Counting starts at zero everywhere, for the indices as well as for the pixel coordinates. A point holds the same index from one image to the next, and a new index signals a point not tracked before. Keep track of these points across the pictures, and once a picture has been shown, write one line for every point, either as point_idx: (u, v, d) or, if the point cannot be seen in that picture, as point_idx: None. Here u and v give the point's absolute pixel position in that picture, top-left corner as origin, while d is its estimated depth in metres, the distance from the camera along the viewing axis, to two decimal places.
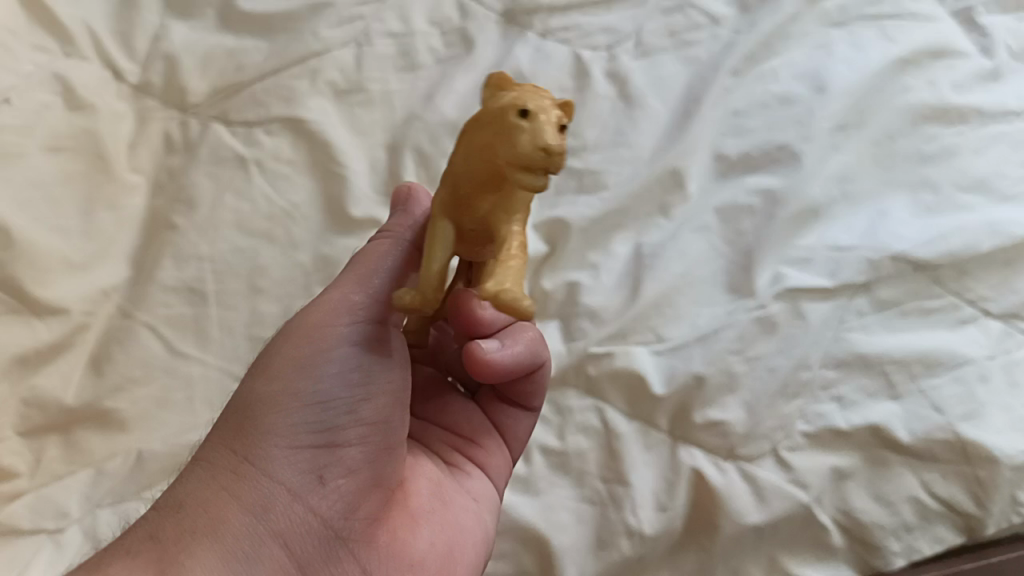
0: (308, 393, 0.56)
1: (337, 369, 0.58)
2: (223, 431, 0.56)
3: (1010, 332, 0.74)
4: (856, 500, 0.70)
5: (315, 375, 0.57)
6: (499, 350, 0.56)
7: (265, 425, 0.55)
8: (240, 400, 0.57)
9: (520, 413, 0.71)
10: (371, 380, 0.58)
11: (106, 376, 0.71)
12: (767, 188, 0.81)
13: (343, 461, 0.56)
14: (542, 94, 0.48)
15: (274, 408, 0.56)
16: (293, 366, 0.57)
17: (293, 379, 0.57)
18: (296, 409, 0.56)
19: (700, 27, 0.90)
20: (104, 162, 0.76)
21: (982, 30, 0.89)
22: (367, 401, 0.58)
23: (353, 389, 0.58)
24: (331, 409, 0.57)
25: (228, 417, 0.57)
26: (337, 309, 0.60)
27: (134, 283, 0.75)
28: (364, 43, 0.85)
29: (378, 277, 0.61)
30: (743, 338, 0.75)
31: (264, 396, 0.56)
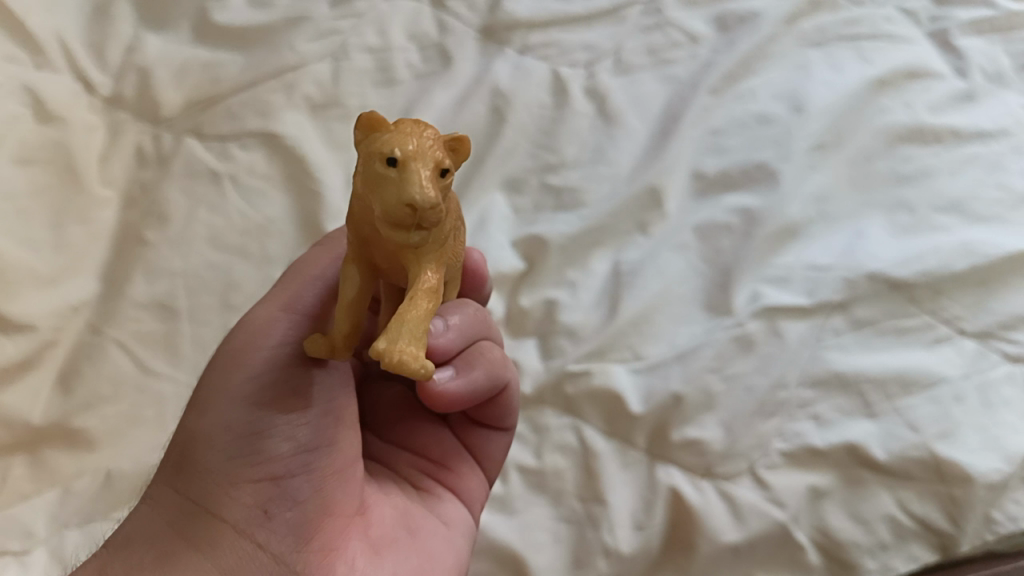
0: (241, 424, 0.57)
1: (274, 395, 0.57)
2: (166, 469, 0.58)
3: (984, 352, 0.73)
4: (833, 518, 0.69)
5: (247, 405, 0.57)
6: (453, 379, 0.59)
7: (201, 463, 0.56)
8: (181, 440, 0.58)
9: (495, 433, 0.71)
10: (309, 404, 0.58)
11: (75, 394, 0.69)
12: (745, 207, 0.81)
13: (287, 491, 0.57)
14: (421, 132, 0.46)
15: (211, 445, 0.57)
16: (228, 398, 0.57)
17: (228, 413, 0.57)
18: (233, 443, 0.57)
19: (678, 46, 0.90)
20: (75, 175, 0.75)
21: (957, 52, 0.90)
22: (305, 425, 0.58)
23: (289, 416, 0.57)
24: (267, 438, 0.57)
25: (171, 457, 0.58)
26: (272, 330, 0.59)
27: (104, 299, 0.73)
28: (342, 58, 0.85)
29: (308, 294, 0.61)
30: (720, 357, 0.75)
31: (201, 433, 0.57)
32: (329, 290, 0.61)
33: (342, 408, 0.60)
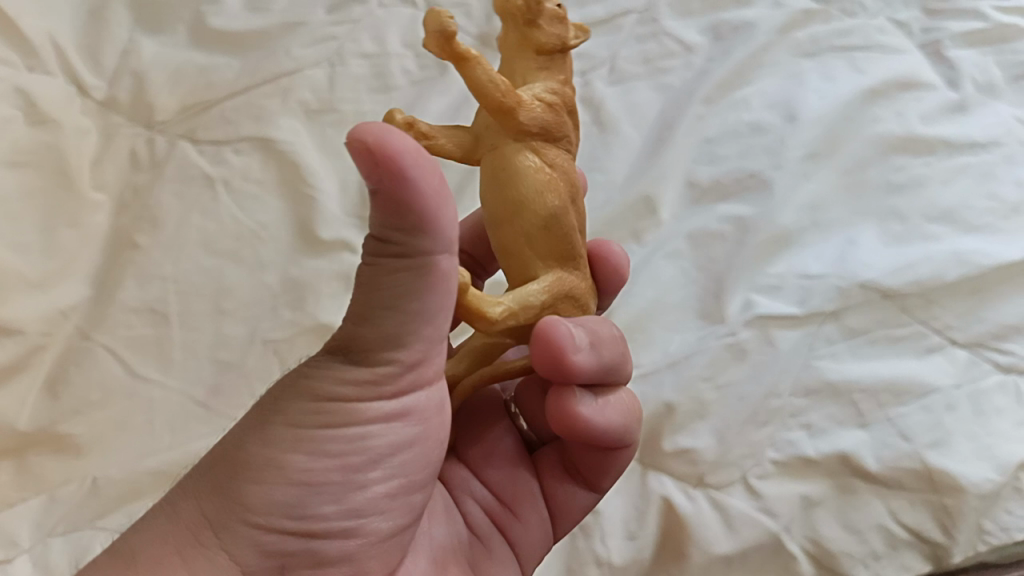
0: (299, 471, 0.47)
1: (344, 449, 0.48)
2: (202, 481, 0.47)
3: (976, 361, 0.74)
4: (824, 528, 0.69)
5: (314, 451, 0.47)
6: (592, 407, 0.57)
7: (244, 498, 0.46)
8: (228, 454, 0.47)
9: (581, 490, 0.66)
10: (378, 460, 0.50)
11: (63, 400, 0.68)
12: (738, 216, 0.82)
13: (316, 557, 0.48)
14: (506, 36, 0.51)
15: (259, 482, 0.46)
16: (296, 436, 0.47)
17: (290, 452, 0.47)
18: (283, 487, 0.47)
19: (673, 55, 0.91)
20: (68, 179, 0.74)
21: (949, 63, 0.91)
22: (363, 488, 0.49)
23: (353, 472, 0.49)
24: (320, 495, 0.47)
25: (212, 470, 0.48)
26: (368, 377, 0.48)
27: (96, 303, 0.72)
28: (337, 64, 0.85)
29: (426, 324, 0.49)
30: (713, 365, 0.75)
31: (254, 462, 0.47)
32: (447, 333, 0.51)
33: (408, 476, 0.52)
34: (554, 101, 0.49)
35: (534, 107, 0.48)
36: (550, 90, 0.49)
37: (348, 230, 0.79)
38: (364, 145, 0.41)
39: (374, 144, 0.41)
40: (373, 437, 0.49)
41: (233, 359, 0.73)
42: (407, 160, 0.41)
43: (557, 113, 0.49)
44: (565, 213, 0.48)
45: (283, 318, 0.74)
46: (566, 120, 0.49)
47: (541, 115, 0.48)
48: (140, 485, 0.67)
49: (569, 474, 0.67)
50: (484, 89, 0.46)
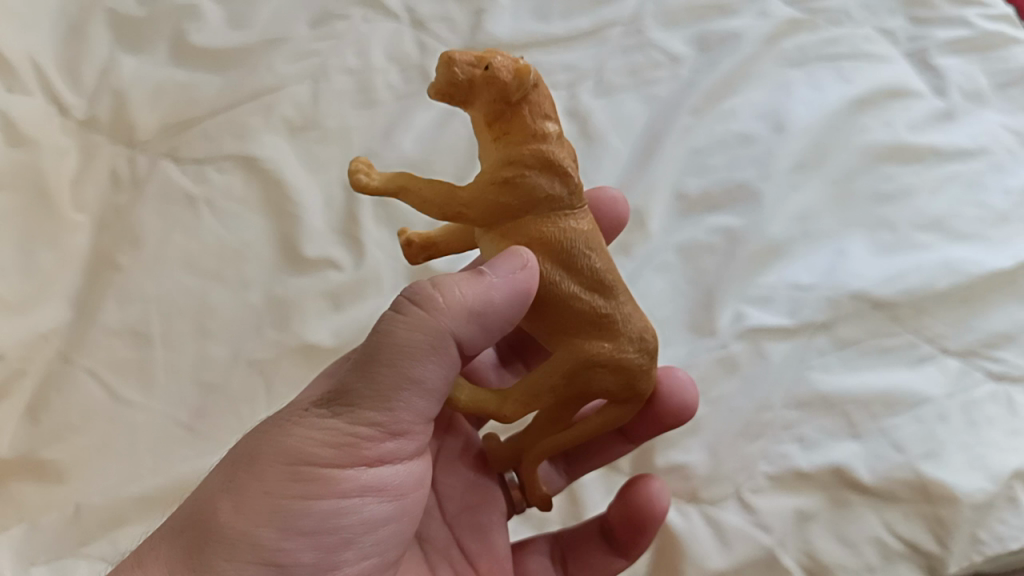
0: (272, 548, 0.49)
1: (316, 524, 0.51)
2: (176, 546, 0.49)
3: (967, 370, 0.73)
4: (819, 542, 0.67)
5: (289, 528, 0.50)
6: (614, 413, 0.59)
7: (214, 571, 0.48)
8: (204, 524, 0.49)
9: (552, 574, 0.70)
10: (349, 536, 0.53)
11: (44, 425, 0.66)
12: (727, 228, 0.81)
13: None
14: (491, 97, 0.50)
15: (231, 556, 0.48)
16: (271, 512, 0.49)
17: (264, 526, 0.49)
18: (256, 563, 0.49)
19: (660, 66, 0.90)
20: (48, 200, 0.73)
21: (936, 71, 0.91)
22: (331, 562, 0.52)
23: (324, 547, 0.52)
24: (289, 570, 0.50)
25: (185, 535, 0.49)
26: (348, 450, 0.51)
27: (76, 326, 0.71)
28: (321, 80, 0.85)
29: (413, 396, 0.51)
30: (704, 379, 0.74)
31: (228, 535, 0.49)
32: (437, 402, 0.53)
33: (373, 548, 0.55)
34: (509, 175, 0.49)
35: (486, 194, 0.49)
36: (501, 164, 0.50)
37: (334, 247, 0.78)
38: (516, 266, 0.48)
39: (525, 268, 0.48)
40: (346, 513, 0.52)
41: (217, 380, 0.71)
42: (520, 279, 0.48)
43: (513, 187, 0.49)
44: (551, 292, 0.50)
45: (267, 338, 0.73)
46: (527, 184, 0.49)
47: (498, 202, 0.49)
48: (123, 511, 0.64)
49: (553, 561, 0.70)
50: (427, 210, 0.51)
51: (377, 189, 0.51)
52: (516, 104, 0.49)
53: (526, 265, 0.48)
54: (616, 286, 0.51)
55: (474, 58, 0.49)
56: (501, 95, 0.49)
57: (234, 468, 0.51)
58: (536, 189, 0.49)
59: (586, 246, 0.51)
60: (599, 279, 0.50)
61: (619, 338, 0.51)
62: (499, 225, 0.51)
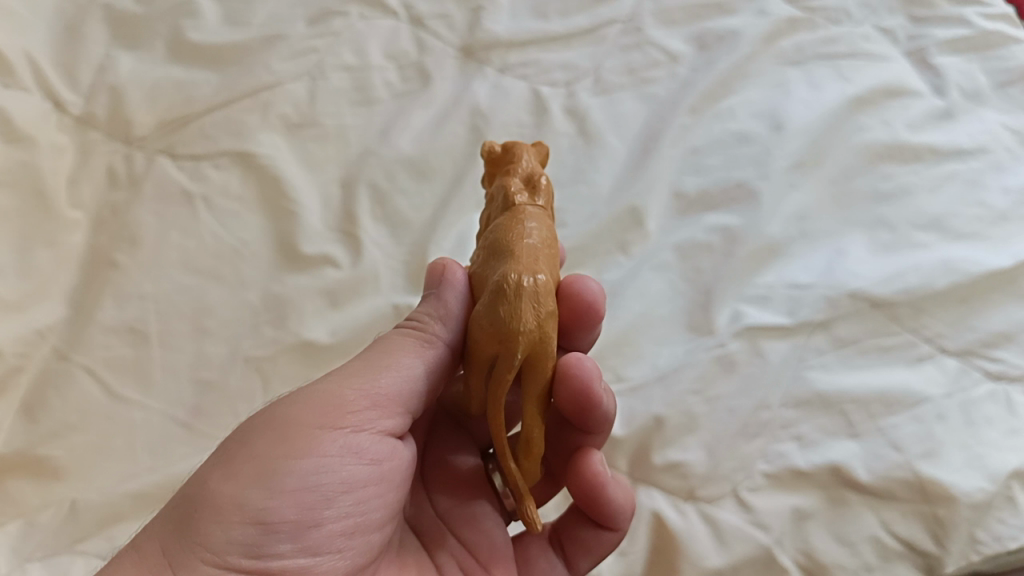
0: (257, 507, 0.49)
1: (302, 487, 0.51)
2: (166, 520, 0.50)
3: (966, 370, 0.73)
4: (818, 541, 0.67)
5: (273, 488, 0.50)
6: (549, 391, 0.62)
7: (202, 531, 0.48)
8: (192, 494, 0.50)
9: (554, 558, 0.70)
10: (336, 501, 0.53)
11: (40, 423, 0.66)
12: (725, 226, 0.81)
13: None
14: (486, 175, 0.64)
15: (218, 516, 0.49)
16: (256, 473, 0.50)
17: (250, 487, 0.50)
18: (243, 523, 0.49)
19: (658, 64, 0.90)
20: (45, 197, 0.73)
21: (934, 70, 0.90)
22: (319, 528, 0.52)
23: (312, 510, 0.51)
24: (279, 531, 0.50)
25: (174, 508, 0.50)
26: (327, 413, 0.54)
27: (73, 324, 0.71)
28: (318, 77, 0.85)
29: (388, 374, 0.56)
30: (703, 378, 0.74)
31: (214, 497, 0.49)
32: (412, 381, 0.57)
33: (362, 517, 0.55)
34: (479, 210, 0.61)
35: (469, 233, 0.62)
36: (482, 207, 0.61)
37: (331, 245, 0.78)
38: (445, 270, 0.58)
39: (449, 269, 0.58)
40: (332, 478, 0.53)
41: (214, 378, 0.71)
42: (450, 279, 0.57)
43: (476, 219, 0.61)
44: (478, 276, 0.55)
45: (265, 336, 0.73)
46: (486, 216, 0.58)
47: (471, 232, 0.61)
48: (121, 509, 0.64)
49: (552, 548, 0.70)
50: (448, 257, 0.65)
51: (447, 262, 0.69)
52: (491, 163, 0.62)
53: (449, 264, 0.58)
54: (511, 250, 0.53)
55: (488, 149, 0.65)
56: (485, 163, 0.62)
57: (224, 446, 0.53)
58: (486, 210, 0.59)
59: (508, 233, 0.54)
60: (499, 248, 0.53)
61: (522, 306, 0.51)
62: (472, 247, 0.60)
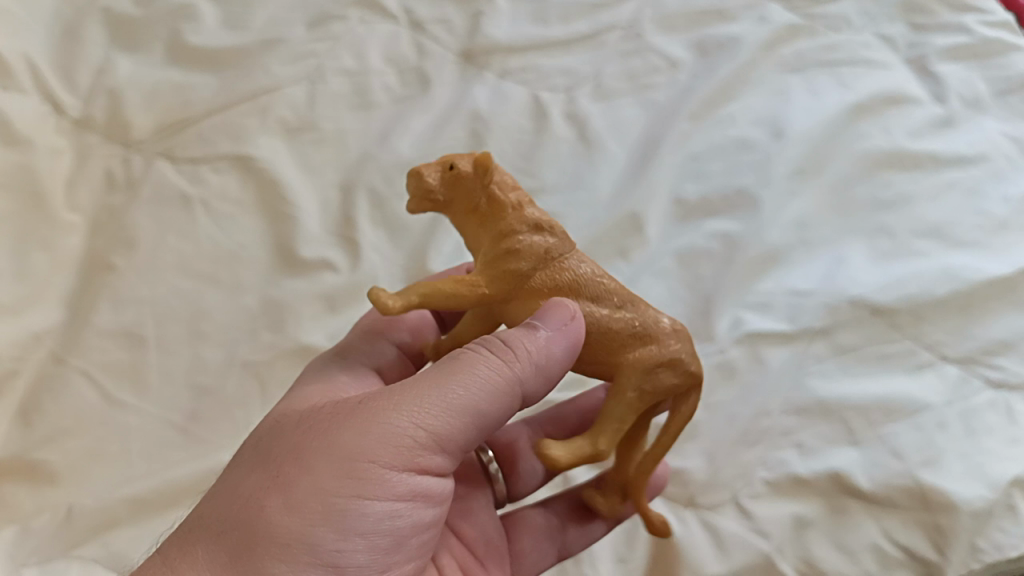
0: (327, 550, 0.47)
1: (373, 528, 0.49)
2: (224, 546, 0.46)
3: (967, 378, 0.72)
4: (818, 549, 0.66)
5: (344, 530, 0.47)
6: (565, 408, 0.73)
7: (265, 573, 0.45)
8: (252, 525, 0.46)
9: (545, 549, 0.67)
10: (398, 543, 0.51)
11: (35, 427, 0.65)
12: (725, 233, 0.81)
13: None
14: (466, 196, 0.52)
15: (286, 558, 0.45)
16: (326, 511, 0.47)
17: (322, 527, 0.47)
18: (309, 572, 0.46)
19: (658, 71, 0.90)
20: (41, 199, 0.73)
21: (934, 78, 0.91)
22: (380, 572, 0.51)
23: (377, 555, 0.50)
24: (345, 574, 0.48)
25: (230, 530, 0.47)
26: (407, 451, 0.49)
27: (68, 328, 0.70)
28: (318, 81, 0.84)
29: (472, 415, 0.50)
30: (702, 385, 0.74)
31: (280, 534, 0.46)
32: (489, 424, 0.52)
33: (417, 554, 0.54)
34: (510, 245, 0.51)
35: (493, 268, 0.51)
36: (498, 242, 0.52)
37: (330, 250, 0.77)
38: (568, 314, 0.50)
39: (573, 322, 0.50)
40: (399, 519, 0.51)
41: (211, 383, 0.70)
42: (578, 327, 0.50)
43: (512, 251, 0.51)
44: (621, 311, 0.52)
45: (262, 342, 0.72)
46: (533, 245, 0.51)
47: (514, 271, 0.51)
48: (116, 515, 0.63)
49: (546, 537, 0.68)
50: (449, 306, 0.51)
51: (568, 460, 0.50)
52: (487, 188, 0.52)
53: (574, 317, 0.50)
54: (614, 288, 0.53)
55: (440, 168, 0.53)
56: (469, 185, 0.52)
57: (283, 464, 0.49)
58: (537, 244, 0.51)
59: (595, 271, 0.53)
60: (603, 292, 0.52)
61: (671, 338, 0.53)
62: (525, 288, 0.52)
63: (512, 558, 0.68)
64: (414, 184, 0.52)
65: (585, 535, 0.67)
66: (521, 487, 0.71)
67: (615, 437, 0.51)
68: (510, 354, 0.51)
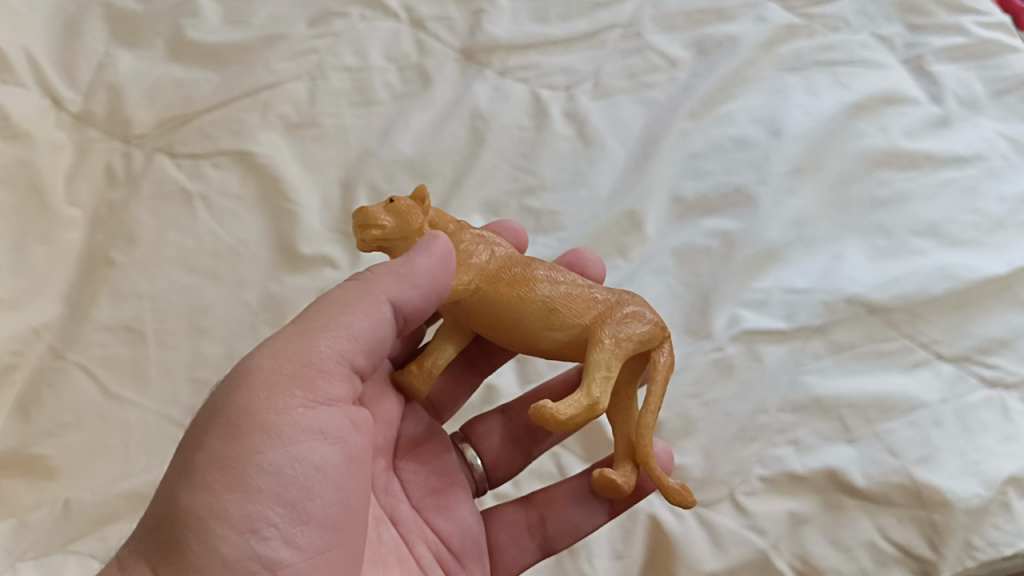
0: (236, 513, 0.47)
1: (279, 478, 0.49)
2: (148, 550, 0.47)
3: (962, 376, 0.73)
4: (813, 545, 0.67)
5: (246, 487, 0.48)
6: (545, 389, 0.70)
7: (186, 558, 0.46)
8: (164, 517, 0.47)
9: (525, 545, 0.66)
10: (320, 489, 0.51)
11: (35, 422, 0.66)
12: (723, 231, 0.81)
13: None
14: (409, 220, 0.55)
15: (200, 534, 0.46)
16: (224, 475, 0.48)
17: (224, 494, 0.47)
18: (233, 541, 0.47)
19: (658, 69, 0.91)
20: (41, 194, 0.73)
21: (931, 79, 0.91)
22: (310, 523, 0.50)
23: (296, 505, 0.50)
24: (264, 530, 0.48)
25: (149, 533, 0.48)
26: (282, 391, 0.50)
27: (68, 323, 0.70)
28: (318, 77, 0.85)
29: (334, 335, 0.52)
30: (700, 382, 0.74)
31: (188, 514, 0.47)
32: (361, 343, 0.53)
33: (354, 499, 0.53)
34: (464, 255, 0.55)
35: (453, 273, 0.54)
36: (452, 252, 0.55)
37: (330, 246, 0.77)
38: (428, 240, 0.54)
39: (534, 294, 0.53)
40: (309, 463, 0.50)
41: (211, 378, 0.70)
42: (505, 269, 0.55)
43: (469, 250, 0.55)
44: (586, 287, 0.55)
45: (262, 337, 0.72)
46: (482, 248, 0.55)
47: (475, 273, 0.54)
48: (115, 510, 0.63)
49: (526, 533, 0.67)
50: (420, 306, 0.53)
51: (568, 415, 0.48)
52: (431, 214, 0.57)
53: (444, 243, 0.54)
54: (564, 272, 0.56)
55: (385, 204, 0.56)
56: (414, 212, 0.56)
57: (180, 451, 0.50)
58: (485, 250, 0.55)
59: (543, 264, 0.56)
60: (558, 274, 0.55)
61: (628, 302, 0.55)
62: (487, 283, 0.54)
63: (491, 553, 0.67)
64: (360, 218, 0.55)
65: (573, 531, 0.65)
66: (500, 473, 0.69)
67: (605, 386, 0.50)
68: (381, 279, 0.54)
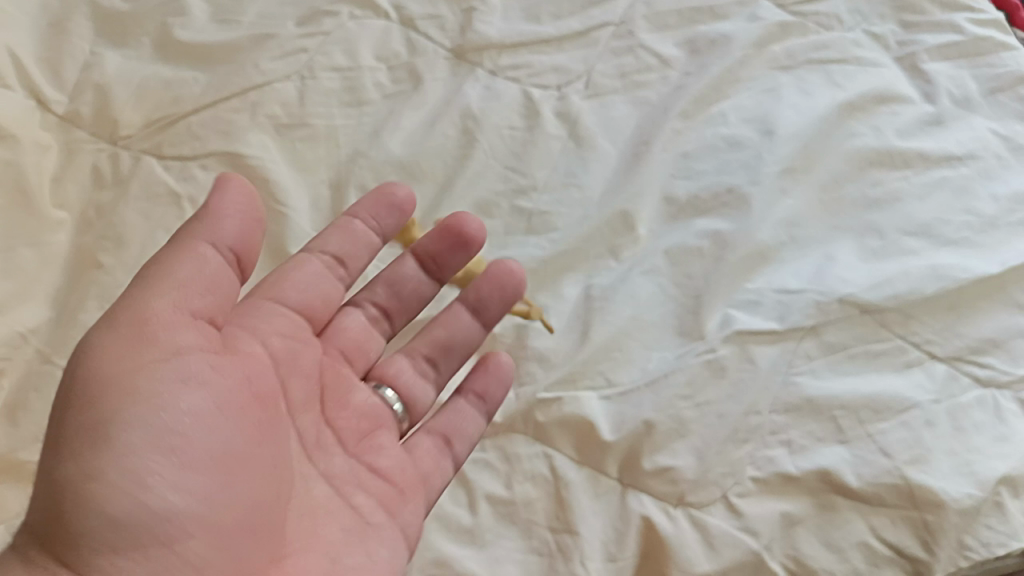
0: (110, 467, 0.48)
1: (149, 429, 0.49)
2: (41, 522, 0.47)
3: (954, 376, 0.73)
4: (806, 546, 0.67)
5: (114, 442, 0.48)
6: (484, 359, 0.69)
7: (72, 519, 0.46)
8: (48, 489, 0.47)
9: (445, 466, 0.66)
10: (195, 434, 0.51)
11: (21, 427, 0.65)
12: (716, 231, 0.81)
13: (172, 553, 0.48)
14: None
15: (79, 496, 0.47)
16: (92, 436, 0.48)
17: (94, 454, 0.48)
18: (112, 498, 0.47)
19: (651, 69, 0.90)
20: (28, 197, 0.72)
21: (925, 77, 0.91)
22: (189, 468, 0.50)
23: (174, 452, 0.50)
24: (142, 483, 0.48)
25: (37, 508, 0.47)
26: (137, 346, 0.51)
27: (56, 327, 0.70)
28: (308, 77, 0.84)
29: (172, 284, 0.54)
30: (692, 384, 0.73)
31: (66, 481, 0.47)
32: (205, 283, 0.55)
33: (236, 443, 0.53)
34: None
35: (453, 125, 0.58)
36: None
37: None
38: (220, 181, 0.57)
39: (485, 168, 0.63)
40: (185, 407, 0.51)
41: None
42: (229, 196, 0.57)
43: None
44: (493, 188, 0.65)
45: None
46: None
47: None
48: None
49: (445, 453, 0.67)
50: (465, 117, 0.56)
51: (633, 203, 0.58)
52: None
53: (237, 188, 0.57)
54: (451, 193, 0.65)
55: None
56: None
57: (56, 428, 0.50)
58: None
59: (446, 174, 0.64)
60: None
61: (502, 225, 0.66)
62: None
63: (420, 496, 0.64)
64: None
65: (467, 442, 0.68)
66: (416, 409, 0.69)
67: None
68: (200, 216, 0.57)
